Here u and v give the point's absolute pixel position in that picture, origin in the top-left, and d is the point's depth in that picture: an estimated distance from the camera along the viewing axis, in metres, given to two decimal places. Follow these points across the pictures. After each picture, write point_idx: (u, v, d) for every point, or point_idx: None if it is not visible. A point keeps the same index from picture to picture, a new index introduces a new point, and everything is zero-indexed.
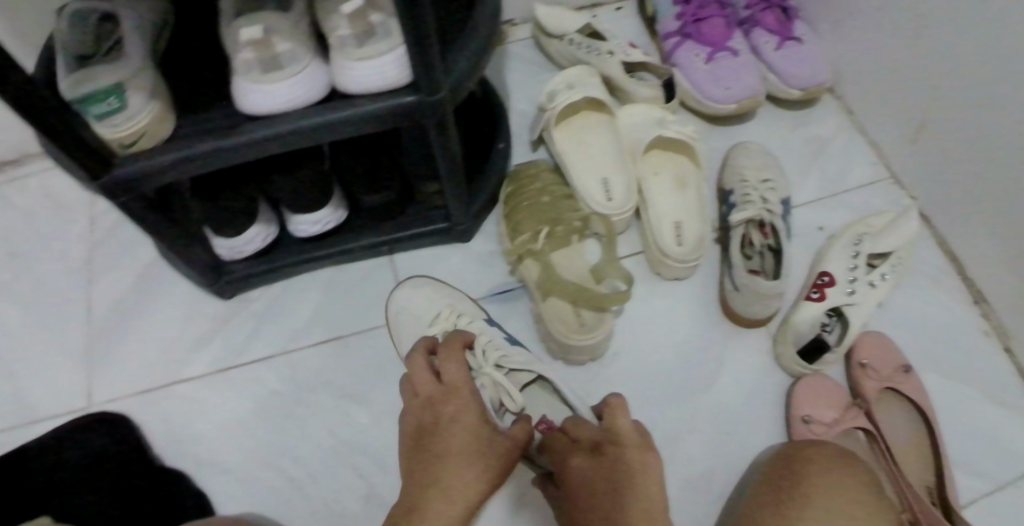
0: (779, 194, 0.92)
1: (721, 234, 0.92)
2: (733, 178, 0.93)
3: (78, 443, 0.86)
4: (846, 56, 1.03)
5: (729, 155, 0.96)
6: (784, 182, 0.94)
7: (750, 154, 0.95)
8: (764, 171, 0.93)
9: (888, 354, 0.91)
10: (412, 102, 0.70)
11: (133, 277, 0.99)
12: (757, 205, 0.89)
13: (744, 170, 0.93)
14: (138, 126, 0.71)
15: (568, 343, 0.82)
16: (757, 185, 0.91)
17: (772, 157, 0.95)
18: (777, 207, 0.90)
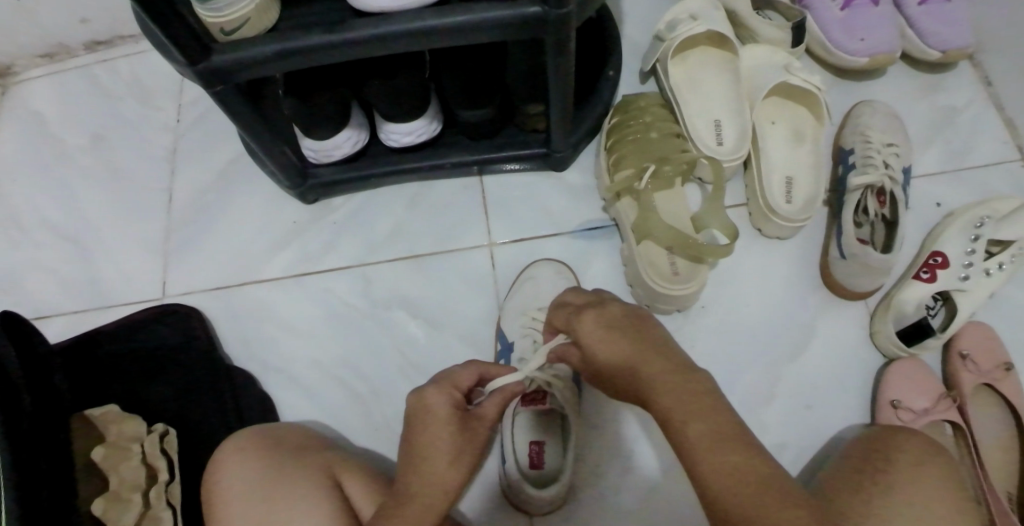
0: (902, 161, 0.85)
1: (833, 196, 0.86)
2: (854, 139, 0.87)
3: (149, 333, 0.85)
4: (995, 18, 0.92)
5: (851, 112, 0.90)
6: (908, 148, 0.87)
7: (876, 114, 0.88)
8: (889, 135, 0.86)
9: (990, 347, 0.84)
10: (536, 13, 0.67)
11: (216, 170, 0.98)
12: (881, 170, 0.82)
13: (868, 131, 0.86)
14: (242, 13, 0.70)
15: (659, 293, 0.78)
16: (882, 148, 0.84)
17: (898, 120, 0.88)
18: (899, 175, 0.83)
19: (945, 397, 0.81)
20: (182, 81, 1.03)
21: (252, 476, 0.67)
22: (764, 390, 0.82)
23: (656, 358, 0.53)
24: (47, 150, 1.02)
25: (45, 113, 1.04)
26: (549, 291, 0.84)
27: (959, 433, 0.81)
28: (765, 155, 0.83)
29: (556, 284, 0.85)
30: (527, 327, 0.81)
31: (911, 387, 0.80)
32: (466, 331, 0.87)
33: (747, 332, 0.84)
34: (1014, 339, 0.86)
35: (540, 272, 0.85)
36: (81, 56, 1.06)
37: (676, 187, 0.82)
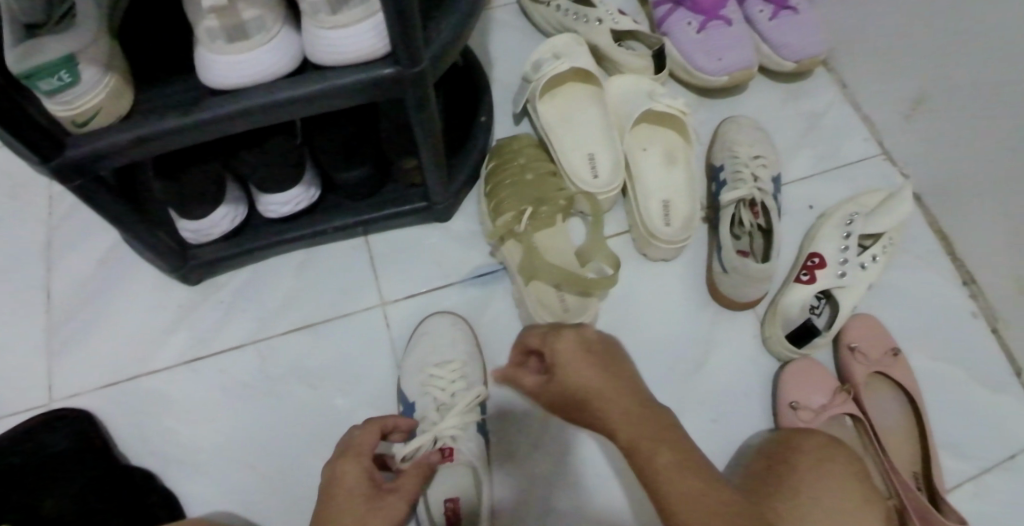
0: (770, 170, 0.89)
1: (710, 212, 0.90)
2: (724, 154, 0.90)
3: (34, 444, 0.81)
4: (839, 25, 0.98)
5: (720, 128, 0.93)
6: (775, 156, 0.91)
7: (742, 127, 0.92)
8: (756, 146, 0.90)
9: (876, 336, 0.88)
10: (390, 74, 0.68)
11: (95, 261, 0.94)
12: (750, 182, 0.86)
13: (735, 146, 0.90)
14: (92, 103, 0.67)
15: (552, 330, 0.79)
16: (749, 160, 0.88)
17: (763, 131, 0.92)
18: (768, 185, 0.87)
19: (841, 391, 0.84)
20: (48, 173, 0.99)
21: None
22: (670, 410, 0.84)
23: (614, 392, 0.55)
24: None
25: None
26: (444, 344, 0.85)
27: (859, 423, 0.84)
28: (640, 182, 0.86)
29: (451, 339, 0.85)
30: (425, 384, 0.83)
31: (807, 385, 0.84)
32: (371, 394, 0.86)
33: (646, 355, 0.86)
34: (900, 324, 0.90)
35: (435, 324, 0.86)
36: None
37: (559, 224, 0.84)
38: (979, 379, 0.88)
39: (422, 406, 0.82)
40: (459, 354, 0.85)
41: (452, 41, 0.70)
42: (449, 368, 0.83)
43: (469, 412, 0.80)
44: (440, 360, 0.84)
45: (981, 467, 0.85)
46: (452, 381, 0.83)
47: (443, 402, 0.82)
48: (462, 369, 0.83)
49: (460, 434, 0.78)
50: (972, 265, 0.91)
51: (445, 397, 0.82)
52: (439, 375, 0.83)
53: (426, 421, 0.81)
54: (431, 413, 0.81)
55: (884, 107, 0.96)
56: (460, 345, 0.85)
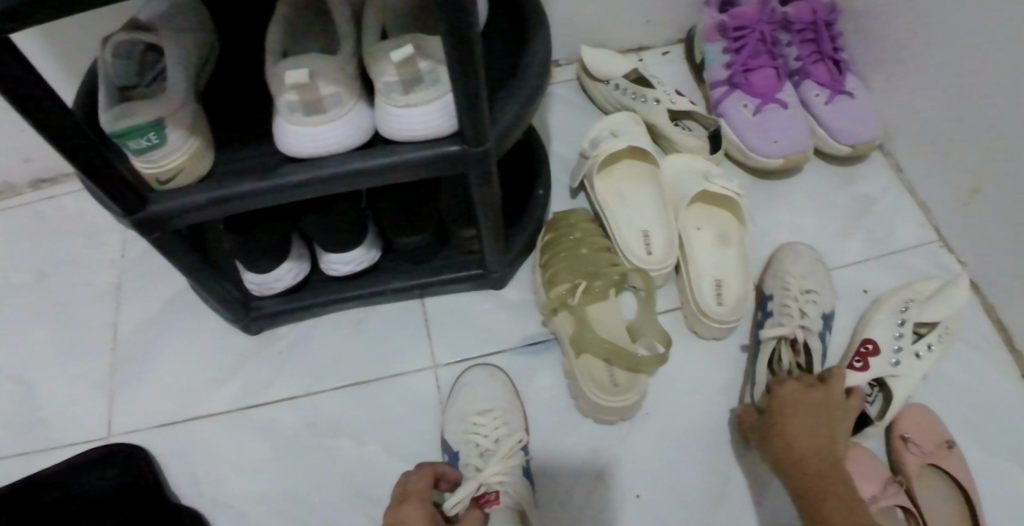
0: (821, 309, 0.87)
1: (755, 348, 0.87)
2: (775, 282, 0.89)
3: (93, 477, 0.85)
4: (894, 111, 0.99)
5: (775, 254, 0.93)
6: (830, 295, 0.89)
7: (798, 257, 0.91)
8: (810, 282, 0.89)
9: (931, 428, 0.85)
10: (456, 150, 0.71)
11: (161, 303, 1.00)
12: (795, 319, 0.84)
13: (787, 277, 0.89)
14: (175, 162, 0.72)
15: (604, 407, 0.80)
16: (799, 295, 0.87)
17: (821, 265, 0.91)
18: (814, 325, 0.85)
19: (892, 482, 0.81)
20: None
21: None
22: (711, 491, 0.82)
23: (781, 421, 0.75)
24: None
25: None
26: (485, 395, 0.86)
27: (910, 517, 0.81)
28: (693, 260, 0.87)
29: (489, 387, 0.87)
30: (468, 432, 0.84)
31: (854, 474, 0.82)
32: (414, 453, 0.87)
33: (689, 432, 0.85)
34: (954, 415, 0.87)
35: (480, 377, 0.88)
36: (25, 194, 1.11)
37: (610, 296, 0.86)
38: None
39: (465, 453, 0.83)
40: (500, 403, 0.86)
41: (515, 120, 0.72)
42: (490, 415, 0.84)
43: (513, 456, 0.79)
44: (483, 409, 0.85)
45: None
46: (495, 430, 0.83)
47: (486, 448, 0.82)
48: (504, 417, 0.84)
49: (506, 479, 0.77)
50: None
51: (487, 443, 0.82)
52: (482, 431, 0.83)
53: (470, 468, 0.81)
54: (475, 459, 0.81)
55: (939, 192, 0.95)
56: (500, 396, 0.86)
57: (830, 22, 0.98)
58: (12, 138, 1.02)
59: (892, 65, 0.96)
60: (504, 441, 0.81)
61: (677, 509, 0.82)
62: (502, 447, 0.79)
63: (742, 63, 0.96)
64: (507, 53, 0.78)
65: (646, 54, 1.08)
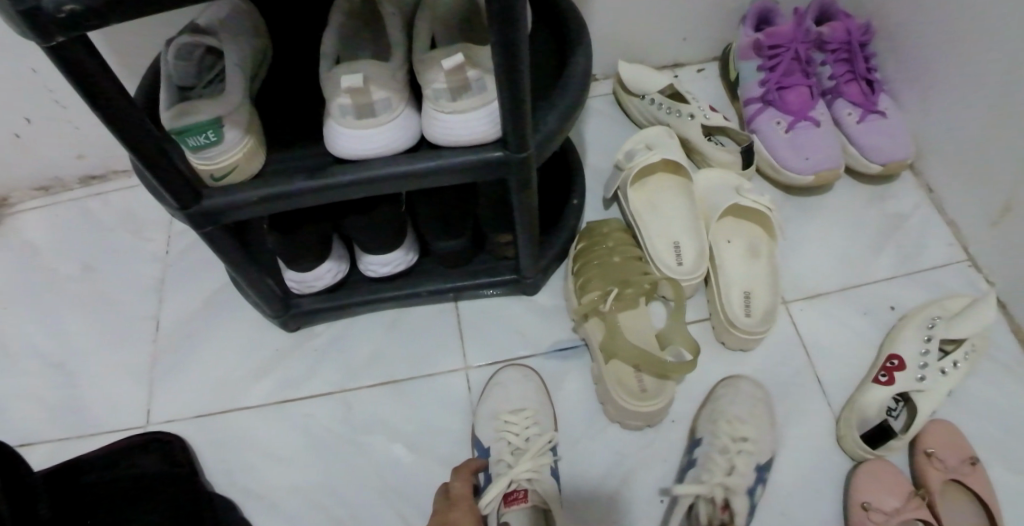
0: (753, 458, 0.83)
1: (670, 500, 0.82)
2: (706, 426, 0.85)
3: (131, 463, 0.88)
4: (926, 132, 1.00)
5: (714, 389, 0.88)
6: (767, 445, 0.85)
7: (737, 395, 0.87)
8: (748, 426, 0.85)
9: (955, 445, 0.85)
10: (497, 156, 0.73)
11: (202, 297, 1.03)
12: (718, 475, 0.80)
13: (722, 421, 0.85)
14: (229, 160, 0.75)
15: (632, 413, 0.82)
16: (728, 447, 0.83)
17: (763, 404, 0.87)
18: (742, 480, 0.81)
19: (915, 496, 0.81)
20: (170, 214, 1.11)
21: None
22: None
23: None
24: (41, 283, 1.08)
25: (40, 247, 1.11)
26: (518, 396, 0.88)
27: None
28: (723, 272, 0.89)
29: (524, 386, 0.89)
30: (499, 430, 0.86)
31: (879, 487, 0.82)
32: (444, 451, 0.89)
33: None
34: (980, 435, 0.88)
35: (515, 377, 0.90)
36: (75, 189, 1.15)
37: (639, 305, 0.88)
38: None
39: (496, 451, 0.86)
40: (532, 402, 0.88)
41: (556, 129, 0.75)
42: (521, 414, 0.86)
43: (543, 455, 0.82)
44: (516, 409, 0.88)
45: None
46: (525, 431, 0.85)
47: (516, 447, 0.85)
48: (534, 416, 0.87)
49: (535, 477, 0.80)
50: None
51: (518, 442, 0.85)
52: (513, 429, 0.86)
53: (501, 465, 0.84)
54: (506, 457, 0.84)
55: (970, 213, 0.96)
56: (534, 396, 0.89)
57: (864, 42, 0.99)
58: (67, 134, 1.07)
59: (924, 87, 0.97)
60: (535, 441, 0.84)
61: None
62: (532, 447, 0.82)
63: (776, 81, 0.98)
64: (550, 66, 0.81)
65: (681, 71, 1.11)
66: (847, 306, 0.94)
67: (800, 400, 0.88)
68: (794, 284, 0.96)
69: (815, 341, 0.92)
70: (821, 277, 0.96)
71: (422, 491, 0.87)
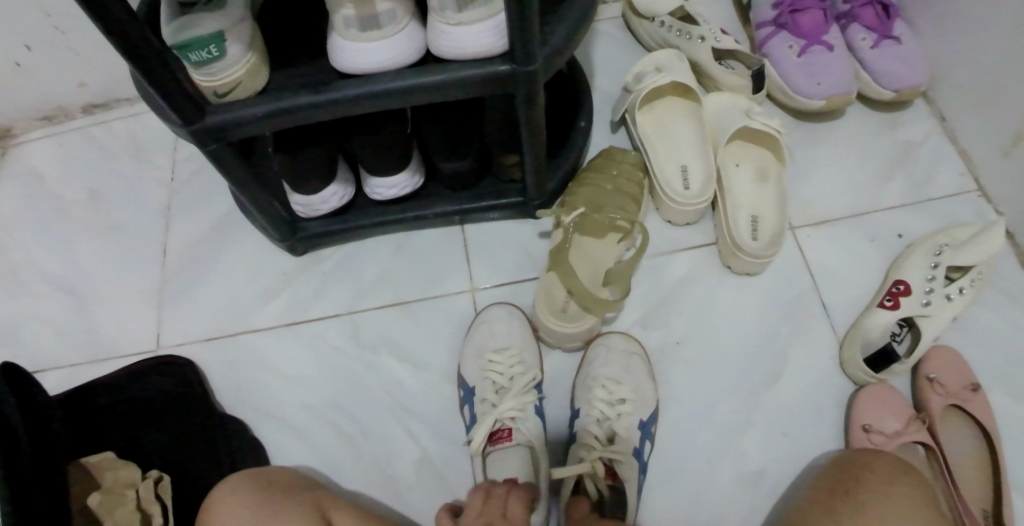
0: (633, 418, 0.83)
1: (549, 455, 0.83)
2: (583, 395, 0.84)
3: (144, 384, 0.89)
4: (941, 58, 0.98)
5: (586, 353, 0.87)
6: (647, 398, 0.84)
7: (610, 357, 0.86)
8: (624, 384, 0.84)
9: (957, 370, 0.85)
10: (506, 70, 0.72)
11: (209, 224, 1.03)
12: (598, 449, 0.77)
13: (604, 382, 0.84)
14: (233, 77, 0.73)
15: (552, 328, 0.83)
16: (607, 414, 0.82)
17: (638, 357, 0.86)
18: (626, 445, 0.80)
19: (915, 419, 0.82)
20: (175, 142, 1.10)
21: (241, 507, 0.71)
22: (738, 420, 0.85)
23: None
24: (49, 211, 1.08)
25: (46, 177, 1.11)
26: (518, 336, 0.89)
27: (931, 453, 0.82)
28: (730, 195, 0.88)
29: (508, 326, 0.89)
30: (485, 369, 0.86)
31: (880, 410, 0.82)
32: (451, 372, 0.90)
33: (716, 364, 0.87)
34: (982, 362, 0.88)
35: (500, 315, 0.90)
36: (78, 118, 1.15)
37: (606, 241, 0.88)
38: None
39: (481, 391, 0.86)
40: (515, 341, 0.88)
41: (564, 44, 0.73)
42: (506, 353, 0.87)
43: (527, 393, 0.83)
44: (498, 348, 0.88)
45: None
46: (512, 367, 0.86)
47: (501, 386, 0.86)
48: (519, 356, 0.87)
49: (519, 415, 0.82)
50: None
51: (503, 381, 0.85)
52: (497, 366, 0.86)
53: (486, 403, 0.84)
54: (491, 396, 0.85)
55: (982, 141, 0.95)
56: (515, 336, 0.89)
57: None
58: (67, 60, 1.05)
59: (943, 11, 0.95)
60: (519, 379, 0.85)
61: (704, 437, 0.84)
62: (517, 384, 0.83)
63: (790, 4, 0.96)
64: None
65: None
66: (854, 233, 0.93)
67: (804, 324, 0.89)
68: (801, 211, 0.95)
69: (820, 266, 0.91)
70: (828, 204, 0.95)
71: (429, 411, 0.89)
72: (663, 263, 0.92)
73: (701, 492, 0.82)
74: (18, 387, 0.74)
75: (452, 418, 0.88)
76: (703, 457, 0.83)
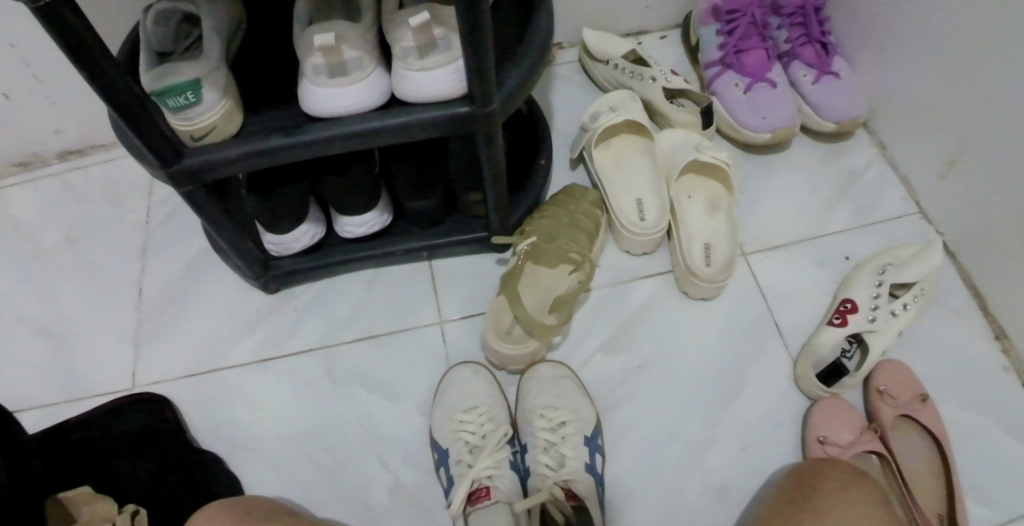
0: (578, 437, 0.85)
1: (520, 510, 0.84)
2: (526, 428, 0.87)
3: (121, 421, 0.90)
4: (878, 91, 1.04)
5: (522, 388, 0.91)
6: (586, 416, 0.87)
7: (543, 387, 0.89)
8: (562, 408, 0.87)
9: (906, 382, 0.90)
10: (466, 111, 0.77)
11: (184, 264, 1.06)
12: (552, 476, 0.82)
13: (544, 411, 0.87)
14: (208, 121, 0.76)
15: (494, 348, 0.88)
16: (553, 440, 0.85)
17: (569, 381, 0.90)
18: (575, 464, 0.83)
19: (868, 430, 0.86)
20: (151, 186, 1.13)
21: None
22: (700, 438, 0.88)
23: None
24: (25, 254, 1.10)
25: (23, 221, 1.13)
26: (474, 390, 0.91)
27: (885, 462, 0.86)
28: (684, 224, 0.93)
29: (475, 384, 0.91)
30: (456, 430, 0.88)
31: (834, 423, 0.86)
32: (423, 401, 0.93)
33: (677, 385, 0.91)
34: (929, 374, 0.93)
35: (466, 373, 0.92)
36: (54, 164, 1.17)
37: (558, 270, 0.93)
38: (1013, 434, 0.89)
39: (455, 452, 0.87)
40: (484, 400, 0.90)
41: (520, 86, 0.78)
42: (474, 412, 0.89)
43: (500, 450, 0.85)
44: (468, 407, 0.89)
45: (1008, 516, 0.85)
46: (482, 424, 0.88)
47: (474, 445, 0.87)
48: (489, 413, 0.89)
49: (496, 473, 0.83)
50: (1005, 321, 0.94)
51: (476, 440, 0.87)
52: (467, 424, 0.88)
53: (461, 465, 0.86)
54: (465, 456, 0.86)
55: (921, 167, 1.01)
56: (485, 392, 0.91)
57: (818, 5, 1.03)
58: (44, 108, 1.08)
59: (876, 49, 1.02)
60: (491, 436, 0.87)
61: (669, 454, 0.88)
62: (490, 442, 0.85)
63: (734, 45, 1.02)
64: (516, 28, 0.84)
65: (645, 38, 1.15)
66: (804, 257, 0.99)
67: (759, 344, 0.93)
68: (753, 237, 1.00)
69: (772, 289, 0.96)
70: (778, 230, 1.00)
71: (402, 439, 0.91)
72: (625, 289, 0.96)
73: (666, 508, 0.85)
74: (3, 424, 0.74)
75: (425, 446, 0.91)
76: (667, 475, 0.87)
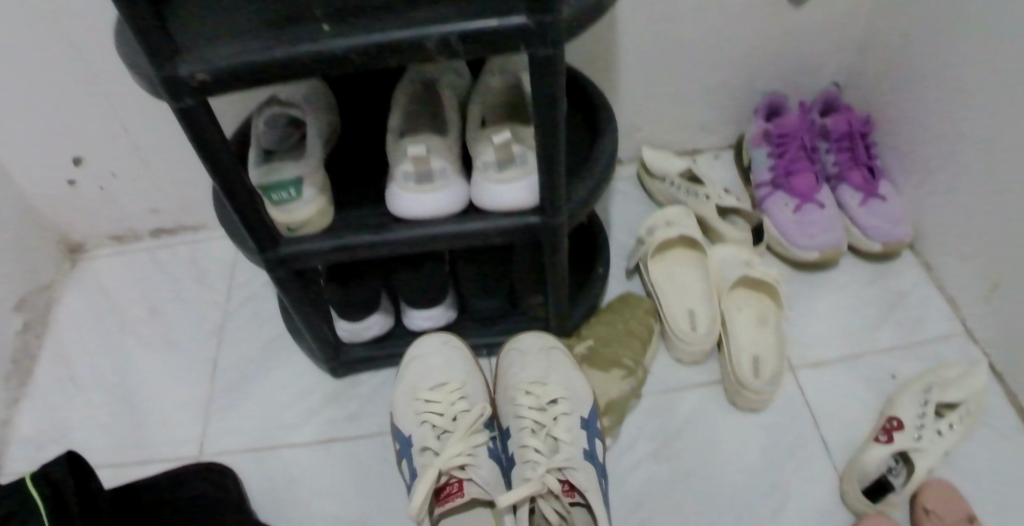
0: (571, 418, 0.87)
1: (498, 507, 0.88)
2: (512, 410, 0.89)
3: (186, 489, 0.96)
4: (924, 214, 1.09)
5: (506, 371, 0.94)
6: (581, 396, 0.90)
7: (527, 369, 0.92)
8: (550, 387, 0.89)
9: (953, 503, 0.89)
10: (536, 221, 0.84)
11: (258, 343, 1.13)
12: (543, 464, 0.82)
13: (533, 390, 0.89)
14: (304, 215, 0.84)
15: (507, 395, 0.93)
16: (544, 420, 0.87)
17: (561, 357, 0.93)
18: (571, 448, 0.84)
19: None
20: (233, 268, 1.23)
21: None
22: None
23: None
24: (112, 322, 1.19)
25: (112, 291, 1.23)
26: (442, 369, 0.94)
27: None
28: (734, 336, 0.97)
29: (442, 365, 0.95)
30: (423, 411, 0.90)
31: None
32: None
33: (721, 492, 0.93)
34: (978, 497, 0.93)
35: (433, 348, 0.96)
36: (146, 241, 1.28)
37: (611, 375, 0.95)
38: None
39: (423, 435, 0.89)
40: (455, 380, 0.93)
41: (585, 200, 0.85)
42: (444, 392, 0.91)
43: (475, 435, 0.86)
44: (434, 388, 0.92)
45: None
46: (453, 402, 0.90)
47: (441, 428, 0.89)
48: (460, 392, 0.92)
49: (469, 462, 0.84)
50: None
51: (444, 422, 0.89)
52: (437, 404, 0.90)
53: (427, 452, 0.87)
54: (433, 442, 0.88)
55: (966, 289, 1.04)
56: (455, 373, 0.94)
57: (864, 132, 1.09)
58: (144, 190, 1.20)
59: (921, 175, 1.07)
60: (463, 418, 0.88)
61: None
62: (462, 427, 0.86)
63: (785, 167, 1.09)
64: (584, 146, 0.92)
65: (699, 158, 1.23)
66: (850, 373, 1.01)
67: (804, 457, 0.95)
68: (800, 352, 1.04)
69: (818, 403, 0.99)
70: (824, 347, 1.04)
71: None
72: (673, 395, 1.00)
73: None
74: (79, 476, 0.82)
75: None
76: None
